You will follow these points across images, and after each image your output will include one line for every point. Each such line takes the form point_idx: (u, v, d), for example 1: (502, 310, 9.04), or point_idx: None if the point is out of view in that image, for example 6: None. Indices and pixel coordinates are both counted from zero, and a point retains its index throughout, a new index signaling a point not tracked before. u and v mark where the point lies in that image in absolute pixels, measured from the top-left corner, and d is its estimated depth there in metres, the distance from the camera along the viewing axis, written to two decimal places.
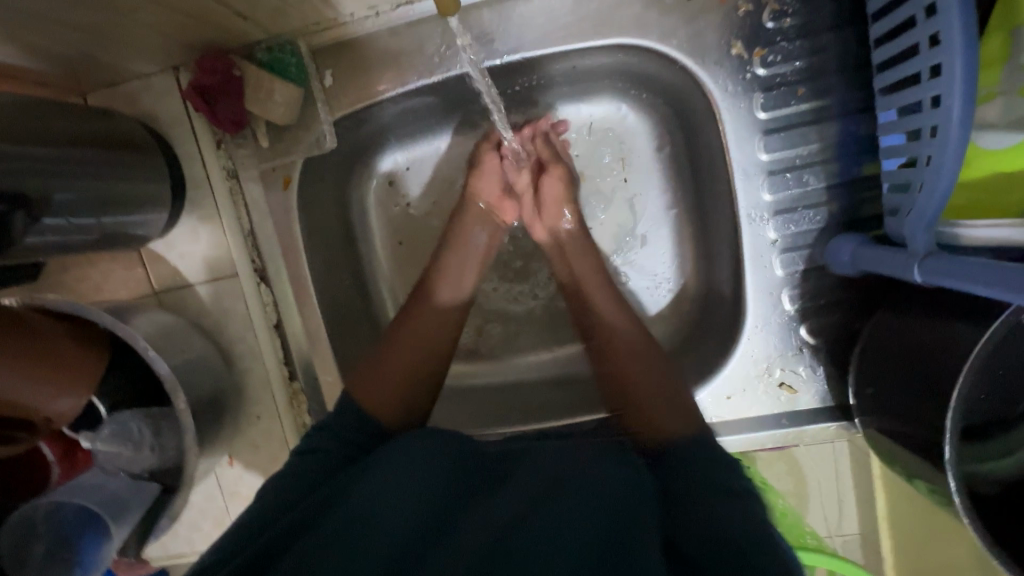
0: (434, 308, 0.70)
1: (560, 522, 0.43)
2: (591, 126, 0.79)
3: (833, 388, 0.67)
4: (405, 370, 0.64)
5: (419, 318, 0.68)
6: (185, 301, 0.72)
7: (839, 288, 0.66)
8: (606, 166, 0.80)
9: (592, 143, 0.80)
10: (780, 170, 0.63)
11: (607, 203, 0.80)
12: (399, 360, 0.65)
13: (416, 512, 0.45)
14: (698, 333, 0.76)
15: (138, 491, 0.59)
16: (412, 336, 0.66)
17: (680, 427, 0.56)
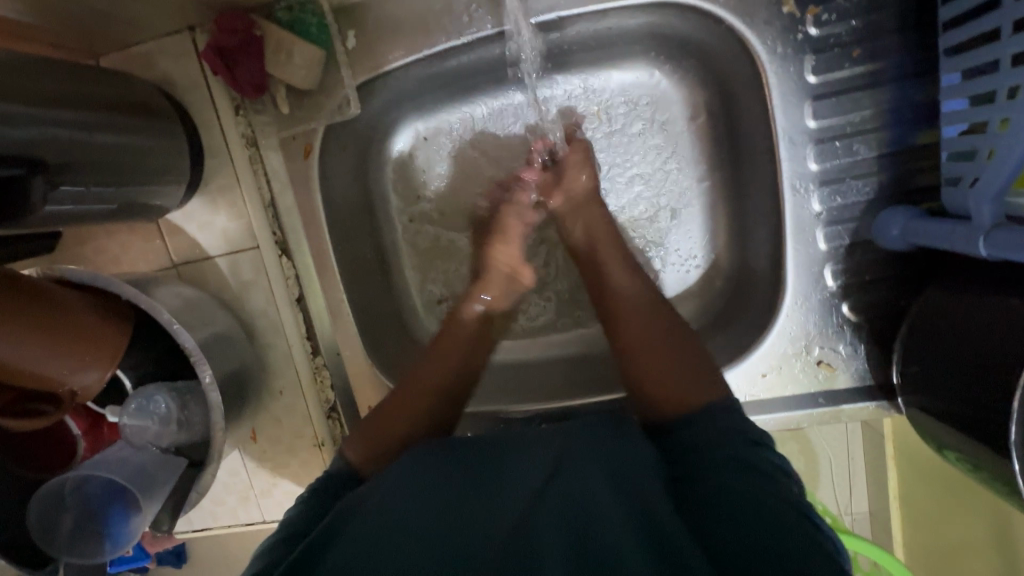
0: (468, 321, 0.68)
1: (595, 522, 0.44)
2: (623, 95, 0.76)
3: (872, 366, 0.65)
4: (413, 412, 0.61)
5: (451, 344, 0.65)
6: (205, 274, 0.70)
7: (883, 264, 0.63)
8: (635, 137, 0.77)
9: (622, 112, 0.76)
10: (828, 138, 0.60)
11: (635, 176, 0.77)
12: (410, 404, 0.61)
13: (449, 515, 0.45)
14: (731, 309, 0.74)
15: (166, 467, 0.58)
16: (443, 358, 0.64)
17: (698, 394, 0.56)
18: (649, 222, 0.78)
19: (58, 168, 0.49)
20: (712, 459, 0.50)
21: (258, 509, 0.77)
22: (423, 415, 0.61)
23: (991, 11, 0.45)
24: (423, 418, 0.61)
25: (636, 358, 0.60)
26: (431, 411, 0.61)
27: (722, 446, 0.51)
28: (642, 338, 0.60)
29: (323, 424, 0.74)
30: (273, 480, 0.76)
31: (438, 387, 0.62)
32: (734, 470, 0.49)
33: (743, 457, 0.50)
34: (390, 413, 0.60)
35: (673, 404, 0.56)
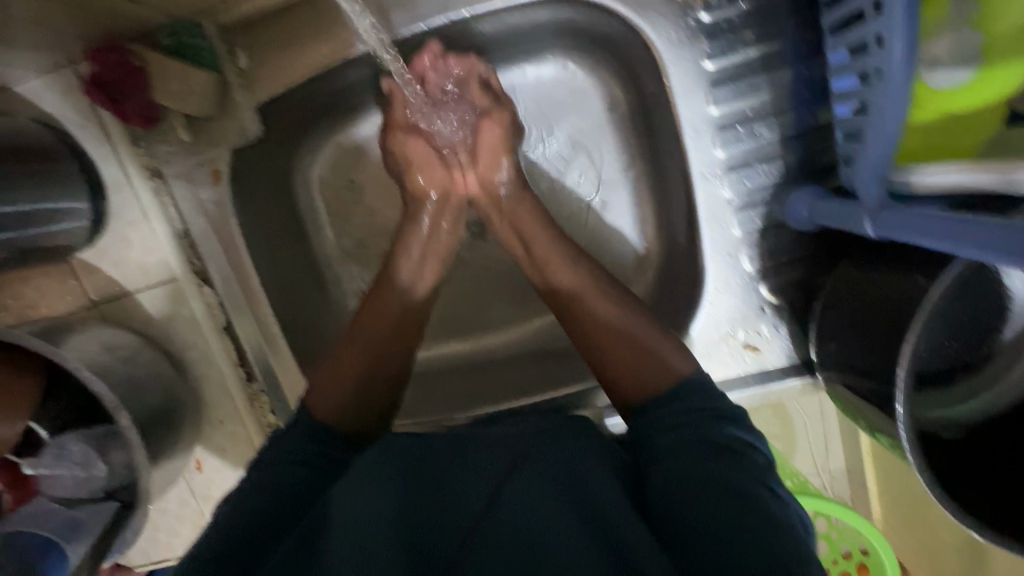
0: (391, 287, 0.67)
1: (548, 504, 0.47)
2: (535, 90, 0.75)
3: (797, 344, 0.66)
4: (356, 381, 0.62)
5: (384, 305, 0.66)
6: (126, 310, 0.69)
7: (797, 243, 0.63)
8: (557, 132, 0.76)
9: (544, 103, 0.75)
10: (732, 124, 0.60)
11: (561, 170, 0.77)
12: (342, 373, 0.62)
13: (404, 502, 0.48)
14: (663, 294, 0.74)
15: (93, 511, 0.58)
16: (370, 333, 0.65)
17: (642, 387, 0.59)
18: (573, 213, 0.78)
19: None
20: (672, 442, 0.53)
21: None
22: (352, 390, 0.62)
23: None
24: (349, 404, 0.61)
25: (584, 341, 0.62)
26: (366, 399, 0.63)
27: (677, 429, 0.54)
28: (628, 357, 0.60)
29: None
30: None
31: (365, 359, 0.63)
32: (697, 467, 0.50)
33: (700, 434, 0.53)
34: (337, 364, 0.63)
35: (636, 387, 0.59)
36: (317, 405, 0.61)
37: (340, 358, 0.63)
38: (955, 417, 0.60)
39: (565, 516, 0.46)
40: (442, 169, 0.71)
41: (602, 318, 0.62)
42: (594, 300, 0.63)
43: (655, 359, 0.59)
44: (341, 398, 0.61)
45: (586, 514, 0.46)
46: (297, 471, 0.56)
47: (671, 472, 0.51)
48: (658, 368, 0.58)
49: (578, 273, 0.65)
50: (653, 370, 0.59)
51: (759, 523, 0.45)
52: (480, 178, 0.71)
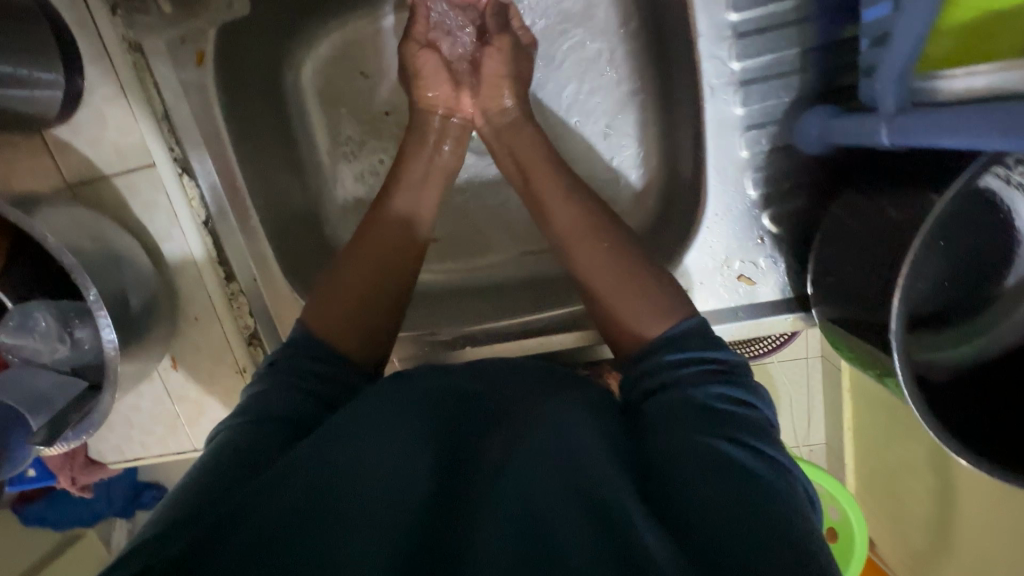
0: (392, 221, 0.62)
1: (555, 510, 0.38)
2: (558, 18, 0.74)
3: (793, 279, 0.64)
4: (362, 299, 0.58)
5: (372, 235, 0.61)
6: (102, 193, 0.66)
7: (804, 171, 0.60)
8: (566, 50, 0.74)
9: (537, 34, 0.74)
10: (750, 33, 0.56)
11: (569, 88, 0.75)
12: (345, 288, 0.58)
13: (393, 506, 0.39)
14: (660, 222, 0.73)
15: (58, 388, 0.56)
16: (374, 250, 0.60)
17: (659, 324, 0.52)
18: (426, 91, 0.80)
19: None
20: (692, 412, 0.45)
21: (187, 437, 0.77)
22: (371, 333, 0.58)
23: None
24: (365, 333, 0.58)
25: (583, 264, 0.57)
26: (370, 326, 0.58)
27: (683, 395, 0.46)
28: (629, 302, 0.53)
29: (244, 351, 0.72)
30: (198, 409, 0.75)
31: (369, 298, 0.58)
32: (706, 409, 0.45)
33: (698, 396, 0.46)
34: (339, 281, 0.58)
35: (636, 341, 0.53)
36: (319, 328, 0.56)
37: (342, 274, 0.59)
38: (945, 355, 0.57)
39: (562, 518, 0.38)
40: (451, 85, 0.69)
41: (591, 266, 0.56)
42: (562, 200, 0.60)
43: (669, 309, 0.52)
44: (353, 330, 0.57)
45: (580, 513, 0.38)
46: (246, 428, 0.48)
47: (674, 441, 0.43)
48: (668, 320, 0.52)
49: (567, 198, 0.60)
50: (630, 293, 0.53)
51: (759, 501, 0.39)
52: (485, 111, 0.69)
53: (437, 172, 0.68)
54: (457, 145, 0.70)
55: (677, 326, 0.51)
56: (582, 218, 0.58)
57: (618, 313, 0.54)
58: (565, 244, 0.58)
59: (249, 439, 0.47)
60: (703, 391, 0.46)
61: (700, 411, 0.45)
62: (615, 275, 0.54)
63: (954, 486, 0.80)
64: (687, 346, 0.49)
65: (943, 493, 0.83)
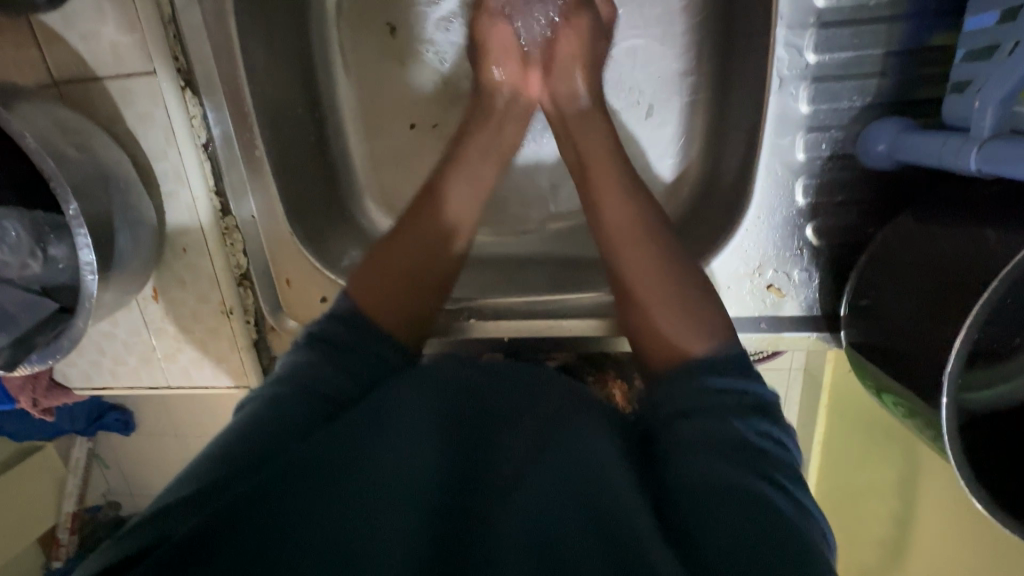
0: (439, 195, 0.60)
1: (567, 536, 0.34)
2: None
3: (823, 297, 0.61)
4: (405, 271, 0.56)
5: (424, 210, 0.59)
6: (93, 98, 0.60)
7: (860, 185, 0.56)
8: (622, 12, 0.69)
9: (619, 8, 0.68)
10: (834, 25, 0.51)
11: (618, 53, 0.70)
12: (389, 262, 0.55)
13: (392, 512, 0.35)
14: (692, 218, 0.69)
15: (26, 309, 0.51)
16: (426, 228, 0.58)
17: (703, 347, 0.47)
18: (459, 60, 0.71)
19: None
20: (726, 444, 0.41)
21: (162, 374, 0.73)
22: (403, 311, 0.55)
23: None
24: (406, 310, 0.55)
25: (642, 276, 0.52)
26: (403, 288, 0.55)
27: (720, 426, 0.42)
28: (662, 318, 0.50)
29: (233, 292, 0.68)
30: (177, 346, 0.71)
31: (401, 279, 0.55)
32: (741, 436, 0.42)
33: (734, 429, 0.42)
34: (388, 253, 0.56)
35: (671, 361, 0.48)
36: (358, 292, 0.54)
37: (391, 247, 0.56)
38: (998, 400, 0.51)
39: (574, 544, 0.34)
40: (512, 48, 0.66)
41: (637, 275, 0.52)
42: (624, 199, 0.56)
43: (706, 327, 0.49)
44: (383, 294, 0.54)
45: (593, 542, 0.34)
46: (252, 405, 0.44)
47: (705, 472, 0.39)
48: (706, 344, 0.47)
49: (630, 199, 0.56)
50: (675, 318, 0.49)
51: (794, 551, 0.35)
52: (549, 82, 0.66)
53: (496, 151, 0.65)
54: (520, 125, 0.68)
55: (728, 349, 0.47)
56: (653, 225, 0.55)
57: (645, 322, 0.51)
58: (611, 243, 0.55)
59: (250, 416, 0.43)
60: (741, 424, 0.42)
61: (736, 445, 0.41)
62: (651, 284, 0.52)
63: (919, 511, 0.80)
64: (724, 371, 0.46)
65: (904, 516, 0.83)
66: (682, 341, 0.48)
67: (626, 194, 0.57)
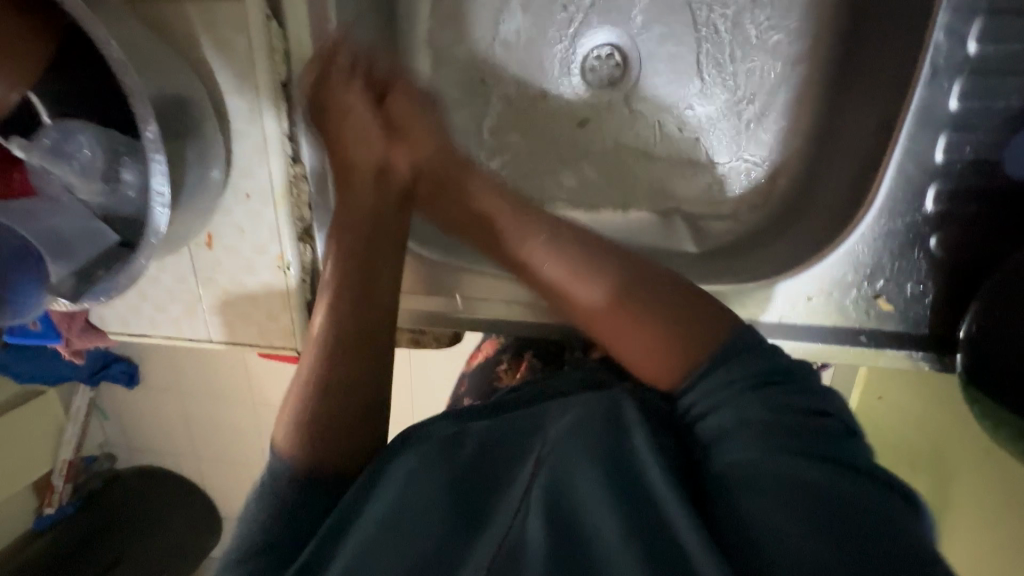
0: (366, 171, 0.57)
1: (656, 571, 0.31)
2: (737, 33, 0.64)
3: (936, 314, 0.56)
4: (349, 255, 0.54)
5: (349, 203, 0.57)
6: (168, 19, 0.55)
7: (1001, 197, 0.51)
8: None
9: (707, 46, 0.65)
10: (1006, 13, 0.46)
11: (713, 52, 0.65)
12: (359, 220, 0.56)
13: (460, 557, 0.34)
14: (789, 217, 0.64)
15: (90, 237, 0.47)
16: (363, 203, 0.56)
17: (677, 363, 0.44)
18: (601, 72, 0.68)
19: None
20: (780, 442, 0.36)
21: (205, 325, 0.69)
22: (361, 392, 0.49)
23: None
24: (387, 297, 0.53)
25: (575, 291, 0.49)
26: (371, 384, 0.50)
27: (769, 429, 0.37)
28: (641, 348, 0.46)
29: (293, 245, 0.63)
30: (225, 298, 0.66)
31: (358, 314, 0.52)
32: (776, 420, 0.38)
33: (793, 429, 0.37)
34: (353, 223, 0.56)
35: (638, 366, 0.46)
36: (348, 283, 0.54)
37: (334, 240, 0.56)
38: None
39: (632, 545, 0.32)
40: None
41: (563, 280, 0.50)
42: (550, 244, 0.51)
43: (685, 341, 0.44)
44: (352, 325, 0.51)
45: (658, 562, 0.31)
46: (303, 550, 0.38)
47: (775, 483, 0.34)
48: (643, 352, 0.46)
49: (558, 242, 0.51)
50: (625, 334, 0.46)
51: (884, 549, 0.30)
52: None
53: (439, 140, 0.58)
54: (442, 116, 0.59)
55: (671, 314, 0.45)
56: (552, 241, 0.52)
57: (613, 350, 0.48)
58: (528, 224, 0.53)
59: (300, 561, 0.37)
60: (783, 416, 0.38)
61: (790, 441, 0.36)
62: (574, 278, 0.49)
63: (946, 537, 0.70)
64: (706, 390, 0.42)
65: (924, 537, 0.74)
66: (636, 361, 0.46)
67: (547, 233, 0.52)
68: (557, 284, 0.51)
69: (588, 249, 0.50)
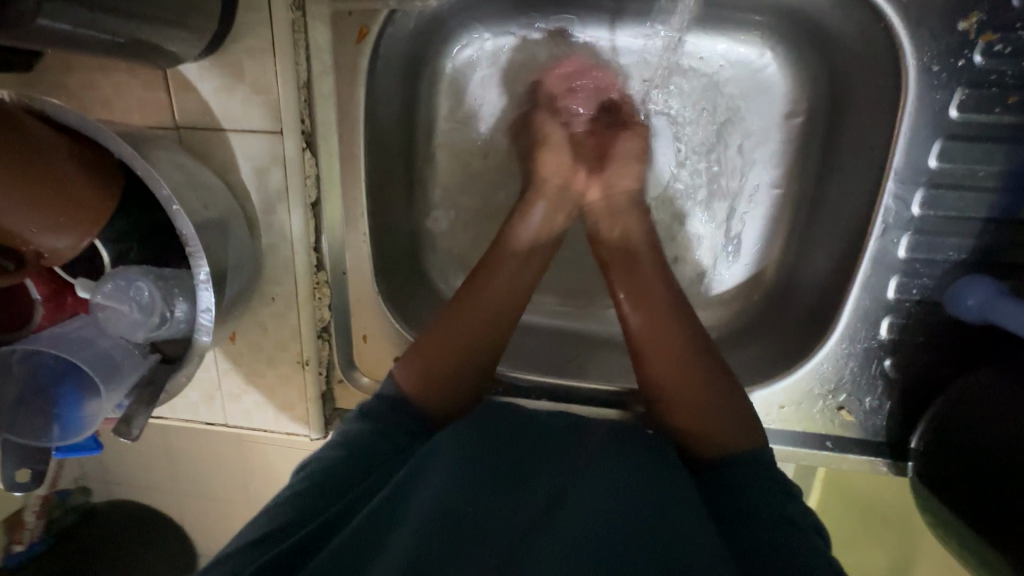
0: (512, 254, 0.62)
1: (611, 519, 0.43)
2: (731, 132, 0.69)
3: (891, 426, 0.63)
4: (483, 319, 0.58)
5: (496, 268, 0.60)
6: (212, 146, 0.60)
7: (943, 331, 0.59)
8: (729, 106, 0.68)
9: (702, 135, 0.70)
10: (944, 185, 0.54)
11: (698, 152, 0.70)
12: (495, 287, 0.59)
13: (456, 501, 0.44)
14: (763, 326, 0.70)
15: (131, 357, 0.52)
16: (503, 274, 0.60)
17: (734, 427, 0.52)
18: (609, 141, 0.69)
19: None
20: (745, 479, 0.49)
21: (222, 411, 0.72)
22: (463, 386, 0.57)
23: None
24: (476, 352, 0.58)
25: (660, 361, 0.55)
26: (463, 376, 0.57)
27: (742, 468, 0.50)
28: (696, 397, 0.53)
29: (312, 343, 0.68)
30: (243, 388, 0.70)
31: (482, 334, 0.58)
32: (758, 497, 0.48)
33: (767, 487, 0.48)
34: (473, 303, 0.58)
35: (702, 435, 0.53)
36: (440, 333, 0.57)
37: (468, 298, 0.58)
38: None
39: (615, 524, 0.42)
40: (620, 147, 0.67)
41: (646, 284, 0.60)
42: (661, 288, 0.59)
43: (728, 403, 0.53)
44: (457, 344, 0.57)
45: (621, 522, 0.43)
46: (355, 464, 0.50)
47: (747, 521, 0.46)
48: (732, 419, 0.52)
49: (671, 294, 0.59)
50: (713, 404, 0.53)
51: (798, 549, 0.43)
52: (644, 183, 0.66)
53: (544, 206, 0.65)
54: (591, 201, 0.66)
55: (722, 384, 0.54)
56: (678, 301, 0.59)
57: (672, 409, 0.54)
58: (638, 289, 0.60)
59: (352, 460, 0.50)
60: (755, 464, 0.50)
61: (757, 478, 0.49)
62: (671, 330, 0.56)
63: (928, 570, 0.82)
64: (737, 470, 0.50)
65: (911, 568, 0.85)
66: (713, 428, 0.52)
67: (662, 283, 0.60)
68: (639, 286, 0.60)
69: (684, 315, 0.58)
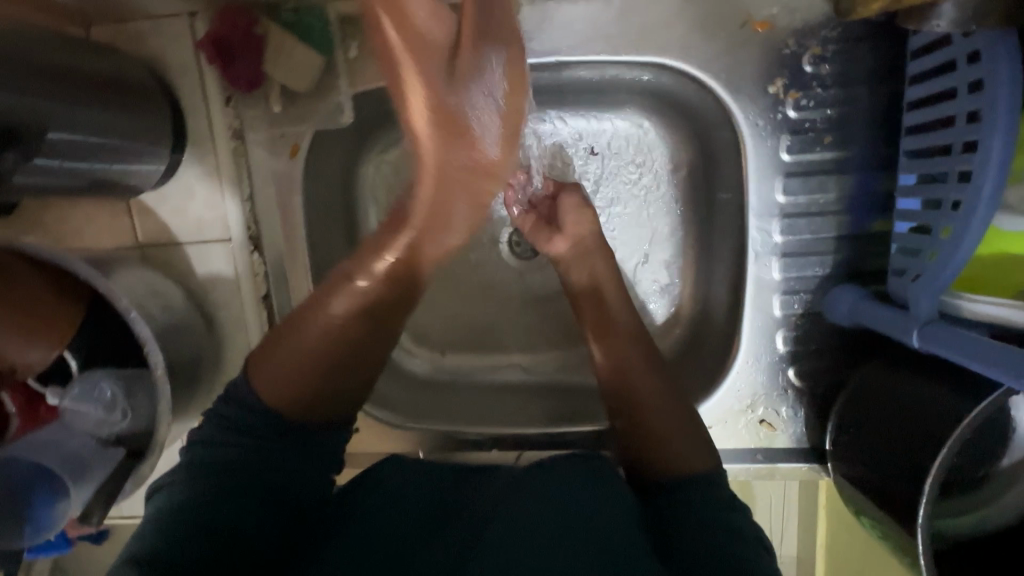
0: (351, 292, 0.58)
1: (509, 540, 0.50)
2: (626, 188, 0.79)
3: (810, 431, 0.68)
4: (312, 354, 0.57)
5: (329, 306, 0.58)
6: (171, 258, 0.69)
7: (832, 337, 0.66)
8: (620, 166, 0.79)
9: (601, 192, 0.80)
10: (795, 214, 0.63)
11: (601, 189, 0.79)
12: (316, 326, 0.57)
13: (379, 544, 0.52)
14: (689, 354, 0.77)
15: (99, 454, 0.57)
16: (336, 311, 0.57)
17: (695, 457, 0.59)
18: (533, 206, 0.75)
19: (31, 139, 0.48)
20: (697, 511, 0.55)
21: None
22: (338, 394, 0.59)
23: (948, 101, 0.51)
24: (313, 391, 0.58)
25: (637, 396, 0.63)
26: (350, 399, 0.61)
27: (690, 501, 0.57)
28: (663, 427, 0.61)
29: None
30: None
31: (320, 371, 0.57)
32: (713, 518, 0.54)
33: (715, 513, 0.55)
34: (298, 337, 0.57)
35: (663, 463, 0.60)
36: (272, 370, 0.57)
37: (298, 333, 0.57)
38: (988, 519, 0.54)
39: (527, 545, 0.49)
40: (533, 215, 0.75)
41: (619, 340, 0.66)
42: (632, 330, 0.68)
43: (684, 435, 0.61)
44: (295, 383, 0.57)
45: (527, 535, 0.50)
46: (216, 502, 0.52)
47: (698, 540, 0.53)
48: (687, 453, 0.60)
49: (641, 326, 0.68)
50: (672, 438, 0.60)
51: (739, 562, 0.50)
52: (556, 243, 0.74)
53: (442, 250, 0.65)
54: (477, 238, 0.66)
55: (683, 414, 0.62)
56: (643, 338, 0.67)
57: (644, 437, 0.61)
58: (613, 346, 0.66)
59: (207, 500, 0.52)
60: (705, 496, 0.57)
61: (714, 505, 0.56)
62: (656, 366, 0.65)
63: None
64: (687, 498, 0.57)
65: None
66: (676, 457, 0.59)
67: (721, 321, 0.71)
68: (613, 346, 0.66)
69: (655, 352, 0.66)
